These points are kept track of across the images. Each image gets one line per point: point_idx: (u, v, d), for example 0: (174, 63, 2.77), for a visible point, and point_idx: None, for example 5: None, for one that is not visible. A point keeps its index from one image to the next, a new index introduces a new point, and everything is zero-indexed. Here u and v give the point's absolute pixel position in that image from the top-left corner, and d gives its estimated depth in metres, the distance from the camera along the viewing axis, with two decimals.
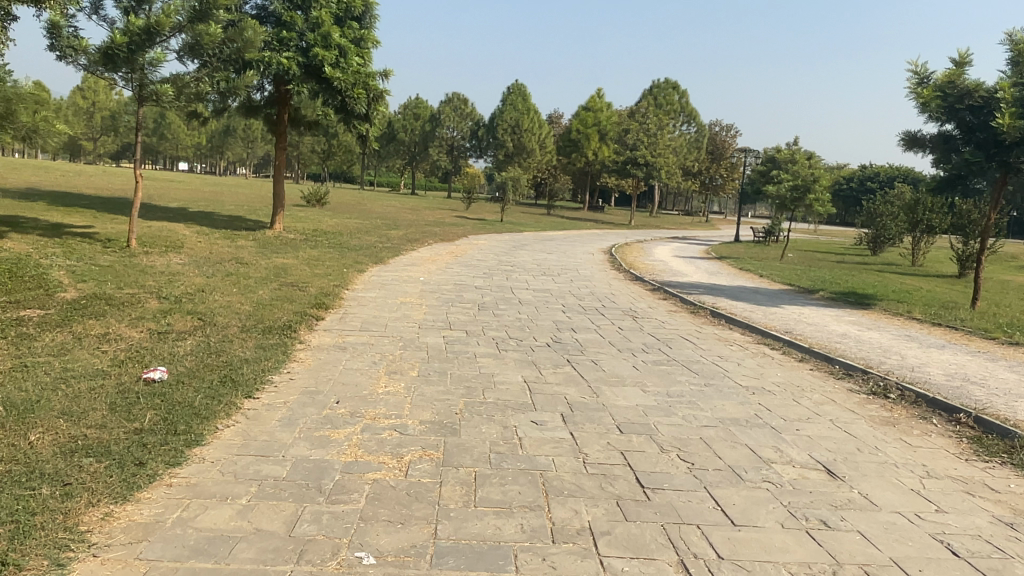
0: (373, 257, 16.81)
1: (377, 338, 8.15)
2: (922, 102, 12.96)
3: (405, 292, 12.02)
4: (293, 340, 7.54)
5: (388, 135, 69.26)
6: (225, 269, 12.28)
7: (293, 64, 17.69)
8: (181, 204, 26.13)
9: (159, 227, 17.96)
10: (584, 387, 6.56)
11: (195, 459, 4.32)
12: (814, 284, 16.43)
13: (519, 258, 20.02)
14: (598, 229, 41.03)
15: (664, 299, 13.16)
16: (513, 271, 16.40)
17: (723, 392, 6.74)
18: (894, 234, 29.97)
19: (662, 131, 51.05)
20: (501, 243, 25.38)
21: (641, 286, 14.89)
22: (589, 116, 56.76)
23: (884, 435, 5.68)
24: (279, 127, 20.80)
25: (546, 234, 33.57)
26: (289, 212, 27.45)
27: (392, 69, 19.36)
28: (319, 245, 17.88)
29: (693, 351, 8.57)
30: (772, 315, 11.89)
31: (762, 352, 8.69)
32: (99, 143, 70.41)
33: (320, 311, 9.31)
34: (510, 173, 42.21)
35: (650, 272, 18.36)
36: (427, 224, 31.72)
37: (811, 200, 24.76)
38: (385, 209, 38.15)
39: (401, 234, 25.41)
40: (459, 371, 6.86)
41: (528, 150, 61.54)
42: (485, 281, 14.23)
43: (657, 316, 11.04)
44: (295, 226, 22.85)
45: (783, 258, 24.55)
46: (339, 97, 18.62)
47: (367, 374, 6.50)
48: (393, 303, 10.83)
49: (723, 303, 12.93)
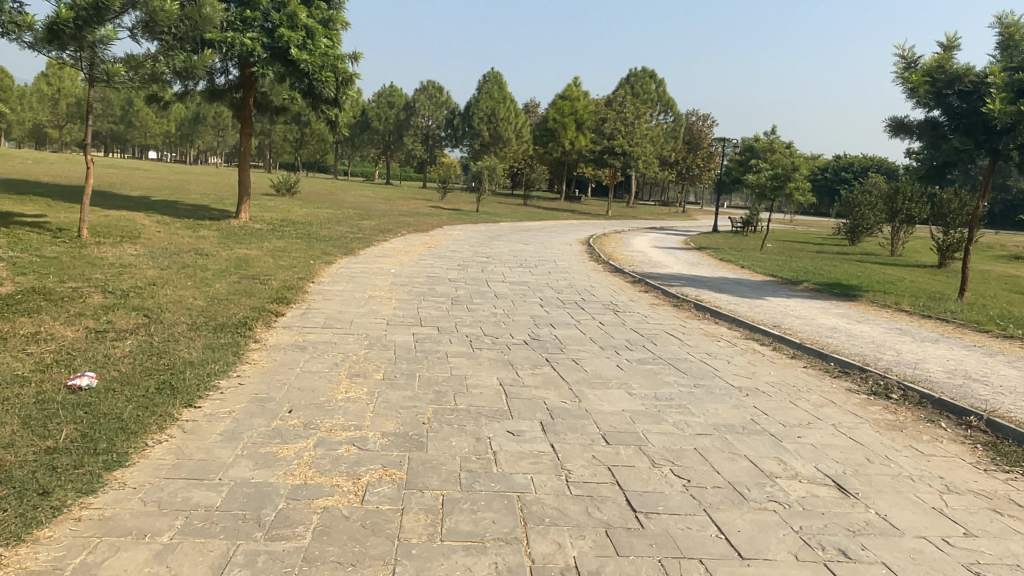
0: (343, 249, 16.14)
1: (340, 336, 7.54)
2: (910, 88, 12.60)
3: (374, 285, 11.38)
4: (247, 338, 6.91)
5: (362, 123, 68.14)
6: (182, 261, 11.55)
7: (258, 46, 16.93)
8: (144, 193, 25.18)
9: (117, 216, 17.12)
10: (565, 390, 6.01)
11: (113, 485, 3.71)
12: (797, 275, 16.06)
13: (495, 249, 19.44)
14: (576, 220, 40.55)
15: (645, 291, 12.67)
16: (488, 263, 15.82)
17: (714, 394, 6.22)
18: (872, 224, 29.83)
19: (640, 120, 50.67)
20: (477, 233, 24.76)
21: (621, 278, 14.39)
22: (566, 105, 56.19)
23: (893, 442, 5.20)
24: (244, 112, 19.96)
25: (522, 224, 33.04)
26: (258, 202, 26.59)
27: (363, 51, 18.63)
28: (286, 236, 17.15)
29: (680, 348, 8.06)
30: (757, 308, 11.45)
31: (752, 348, 8.21)
32: (64, 131, 68.51)
33: (280, 306, 8.67)
34: (486, 163, 41.52)
35: (629, 263, 17.86)
36: (401, 214, 30.97)
37: (791, 190, 24.29)
38: (358, 199, 37.35)
39: (374, 224, 24.71)
40: (428, 373, 6.27)
41: (505, 140, 60.89)
42: (460, 273, 13.65)
43: (638, 309, 10.53)
44: (263, 216, 22.06)
45: (763, 248, 24.19)
46: (306, 81, 17.87)
47: (327, 377, 5.89)
48: (360, 297, 10.20)
49: (706, 296, 12.47)
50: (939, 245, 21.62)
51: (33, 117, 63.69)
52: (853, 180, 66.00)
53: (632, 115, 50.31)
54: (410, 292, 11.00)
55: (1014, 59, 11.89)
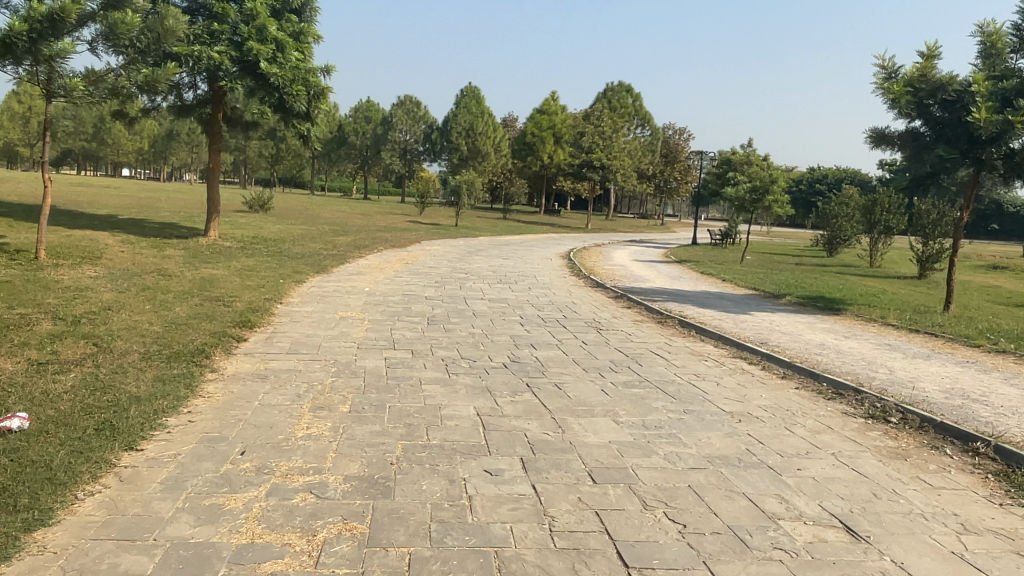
0: (315, 267, 15.65)
1: (306, 363, 7.06)
2: (892, 98, 12.44)
3: (345, 305, 10.91)
4: (202, 368, 6.42)
5: (339, 138, 67.63)
6: (143, 283, 11.00)
7: (226, 59, 16.47)
8: (111, 211, 24.48)
9: (80, 236, 16.51)
10: (546, 420, 5.59)
11: (30, 550, 3.23)
12: (780, 288, 15.80)
13: (473, 265, 19.03)
14: (555, 234, 40.30)
15: (627, 307, 12.31)
16: (466, 279, 15.39)
17: (705, 420, 5.83)
18: (850, 235, 29.83)
19: (618, 134, 50.70)
20: (455, 248, 24.35)
21: (602, 294, 14.02)
22: (544, 119, 56.13)
23: (899, 474, 4.83)
24: (212, 128, 19.40)
25: (501, 238, 32.67)
26: (230, 219, 25.99)
27: (335, 65, 18.23)
28: (257, 254, 16.63)
29: (666, 368, 7.66)
30: (742, 323, 11.11)
31: (742, 368, 7.84)
32: (34, 149, 67.30)
33: (242, 331, 8.17)
34: (464, 177, 41.16)
35: (610, 277, 17.53)
36: (377, 229, 30.51)
37: (770, 202, 24.12)
38: (333, 214, 36.79)
39: (349, 240, 24.21)
40: (398, 403, 5.82)
41: (483, 154, 61.06)
42: (436, 291, 13.21)
43: (621, 327, 10.14)
44: (234, 233, 21.48)
45: (743, 261, 23.97)
46: (277, 95, 17.41)
47: (287, 411, 5.42)
48: (330, 318, 9.72)
49: (690, 311, 12.13)
50: (919, 256, 21.52)
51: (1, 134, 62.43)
52: (828, 192, 66.57)
53: (610, 129, 50.51)
54: (383, 312, 10.53)
55: (997, 68, 11.78)
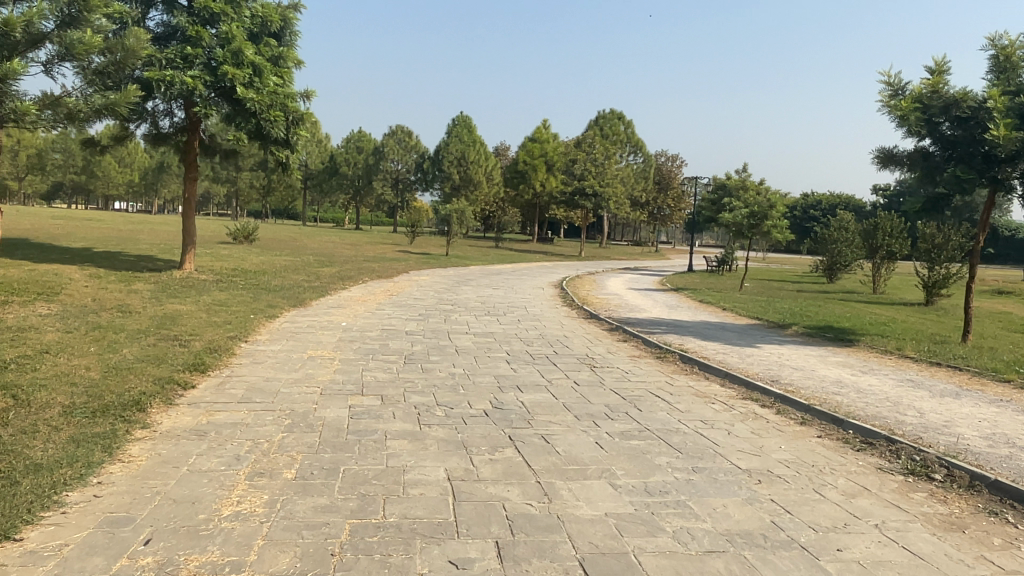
0: (292, 300, 14.80)
1: (257, 414, 6.16)
2: (900, 115, 11.77)
3: (316, 343, 10.03)
4: (131, 424, 5.52)
5: (330, 169, 67.22)
6: (96, 321, 10.13)
7: (199, 84, 15.82)
8: (88, 244, 23.65)
9: (45, 269, 15.68)
10: (531, 485, 4.69)
11: None
12: (784, 318, 15.00)
13: (461, 296, 18.22)
14: (548, 262, 39.63)
15: (622, 340, 11.45)
16: (452, 312, 14.54)
17: (718, 483, 4.93)
18: (850, 260, 29.14)
19: (610, 161, 50.32)
20: (443, 278, 23.54)
21: (596, 325, 13.17)
22: (535, 147, 55.88)
23: (961, 555, 3.93)
24: (187, 156, 18.61)
25: (492, 267, 31.91)
26: (212, 251, 25.17)
27: (314, 90, 17.59)
28: (233, 287, 15.82)
29: (670, 414, 6.77)
30: (748, 358, 10.24)
31: (754, 413, 6.96)
32: (23, 182, 66.99)
33: (192, 377, 7.27)
34: (454, 206, 40.50)
35: (604, 307, 16.74)
36: (365, 260, 29.74)
37: (769, 228, 23.35)
38: (322, 244, 36.04)
39: (334, 271, 23.40)
40: (356, 466, 4.91)
41: (475, 182, 60.05)
42: (418, 325, 12.35)
43: (617, 364, 9.25)
44: (213, 266, 20.66)
45: (742, 289, 23.22)
46: (253, 121, 16.68)
47: (219, 481, 4.52)
48: (297, 358, 8.82)
49: (690, 344, 11.27)
50: (924, 282, 20.79)
51: None
52: (822, 217, 66.28)
53: (601, 156, 50.18)
54: (359, 350, 9.67)
55: (1011, 83, 11.15)
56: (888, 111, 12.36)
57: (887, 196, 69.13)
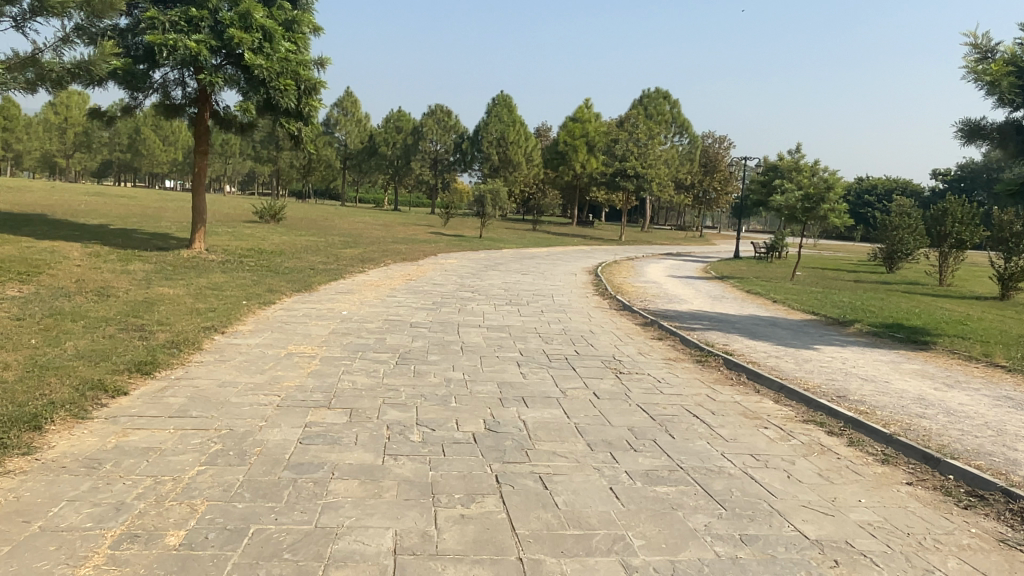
0: (298, 283, 13.64)
1: (182, 435, 4.88)
2: (989, 81, 10.20)
3: (303, 336, 8.76)
4: (3, 452, 4.28)
5: (369, 149, 66.38)
6: (59, 305, 9.06)
7: (204, 49, 14.64)
8: (107, 221, 22.90)
9: (43, 246, 14.84)
10: (509, 566, 3.30)
11: None
12: (844, 313, 13.32)
13: (486, 281, 16.87)
14: (587, 246, 38.08)
15: (657, 337, 9.94)
16: (470, 301, 13.18)
17: (778, 565, 3.47)
18: (912, 249, 27.01)
19: (653, 142, 48.36)
20: (471, 262, 22.23)
21: (628, 319, 11.67)
22: (577, 127, 54.24)
23: None
24: (198, 128, 17.55)
25: (527, 251, 30.54)
26: (234, 230, 24.27)
27: (329, 58, 16.31)
28: (238, 269, 14.77)
29: (710, 444, 5.30)
30: (806, 364, 8.65)
31: (820, 446, 5.44)
32: (71, 160, 68.17)
33: (127, 381, 6.05)
34: (489, 186, 39.07)
35: (641, 297, 15.25)
36: (394, 241, 28.61)
37: (826, 212, 21.32)
38: (354, 225, 35.12)
39: (356, 253, 22.29)
40: (273, 525, 3.58)
41: (515, 163, 58.38)
42: (428, 315, 11.03)
43: (648, 369, 7.79)
44: (228, 245, 19.71)
45: (794, 278, 21.41)
46: (263, 90, 15.52)
47: (69, 552, 3.23)
48: (272, 356, 7.57)
49: (735, 344, 9.71)
50: (998, 274, 18.78)
51: (39, 146, 63.57)
52: (878, 203, 63.23)
53: (645, 137, 48.26)
54: (348, 345, 8.38)
55: None
56: (973, 78, 10.65)
57: (948, 182, 65.61)
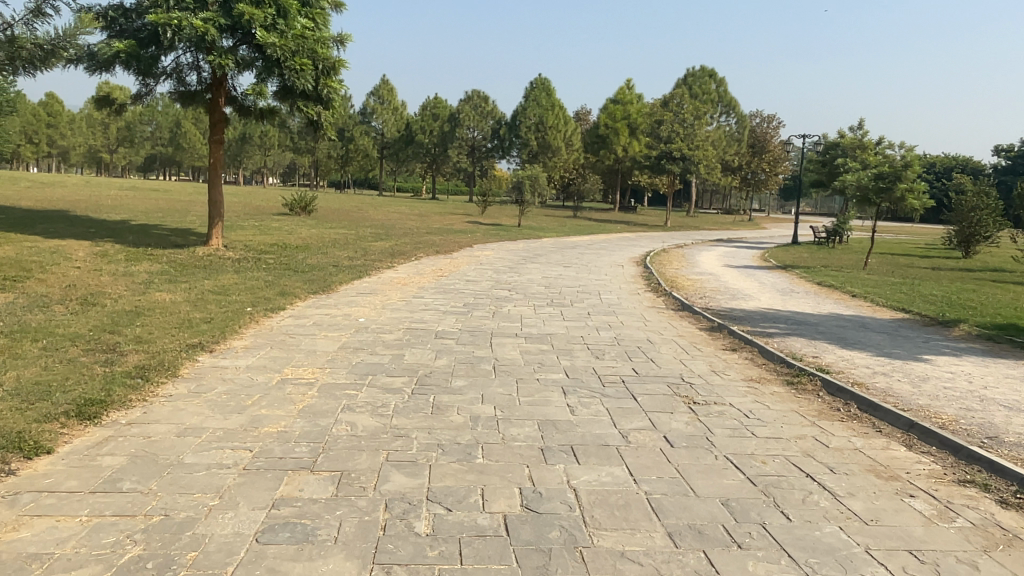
0: (316, 284, 12.29)
1: (94, 528, 3.47)
2: None
3: (305, 354, 7.35)
4: None
5: (406, 137, 65.26)
6: (29, 319, 7.84)
7: (212, 28, 13.33)
8: (131, 217, 21.99)
9: (47, 246, 13.79)
10: None
11: None
12: (941, 312, 11.41)
13: (525, 276, 15.37)
14: (631, 233, 36.31)
15: (731, 348, 8.26)
16: (506, 302, 11.63)
17: None
18: (992, 232, 24.73)
19: (699, 122, 46.18)
20: (509, 254, 20.73)
21: (691, 323, 10.00)
22: (618, 109, 52.27)
23: None
24: (212, 115, 16.14)
25: (568, 239, 28.87)
26: (262, 223, 23.19)
27: (350, 33, 14.63)
28: (253, 267, 13.53)
29: (846, 533, 3.68)
30: (925, 385, 6.90)
31: (1007, 535, 3.77)
32: (116, 155, 68.90)
33: (57, 432, 4.68)
34: (528, 172, 37.40)
35: (699, 293, 13.56)
36: (429, 232, 27.25)
37: (903, 192, 18.63)
38: (388, 216, 33.83)
39: (386, 246, 20.91)
40: None
41: (554, 149, 56.65)
42: (458, 322, 9.55)
43: (730, 398, 6.17)
44: (249, 240, 18.51)
45: (867, 267, 19.31)
46: (277, 71, 14.05)
47: None
48: (261, 385, 6.15)
49: (827, 357, 7.98)
50: None
51: (83, 141, 64.05)
52: (938, 182, 59.80)
53: (690, 117, 46.01)
54: (357, 366, 6.92)
55: None
56: None
57: (1011, 157, 61.73)
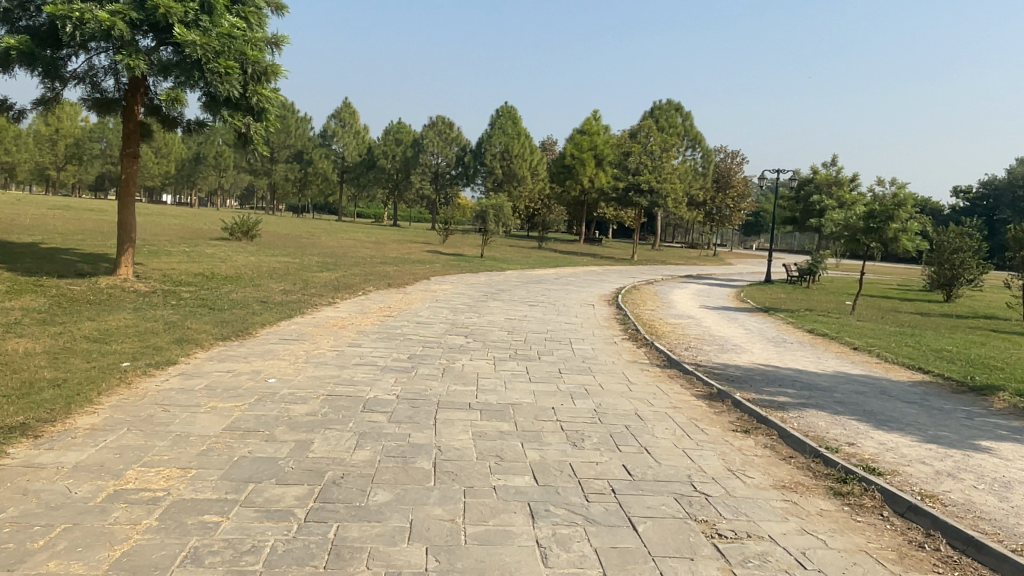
0: (233, 327, 10.19)
1: None
2: None
3: (172, 441, 5.30)
4: None
5: (368, 162, 63.27)
6: None
7: (121, 22, 11.17)
8: (42, 240, 19.50)
9: None
10: None
11: None
12: (967, 374, 9.78)
13: (485, 318, 13.44)
14: (598, 267, 34.69)
15: (742, 430, 6.41)
16: (459, 352, 9.67)
17: None
18: (974, 275, 23.63)
19: (666, 155, 45.26)
20: (468, 289, 18.81)
21: (682, 386, 8.16)
22: (585, 140, 51.08)
23: None
24: (125, 124, 13.62)
25: (533, 273, 27.04)
26: (196, 249, 20.92)
27: (287, 34, 12.75)
28: (160, 304, 11.39)
29: None
30: (1014, 495, 5.13)
31: None
32: (62, 173, 65.24)
33: None
34: (491, 201, 35.55)
35: (682, 342, 11.80)
36: (382, 262, 25.24)
37: (896, 232, 17.17)
38: (342, 243, 31.71)
39: (332, 278, 18.79)
40: None
41: (519, 178, 55.34)
42: (395, 384, 7.56)
43: (767, 526, 4.28)
44: (172, 269, 16.29)
45: (856, 311, 17.82)
46: (197, 74, 11.89)
47: None
48: (75, 504, 4.09)
49: (866, 447, 6.17)
50: None
51: (29, 157, 60.43)
52: None
53: (657, 149, 45.08)
54: (237, 465, 4.89)
55: None
56: None
57: (969, 199, 62.19)
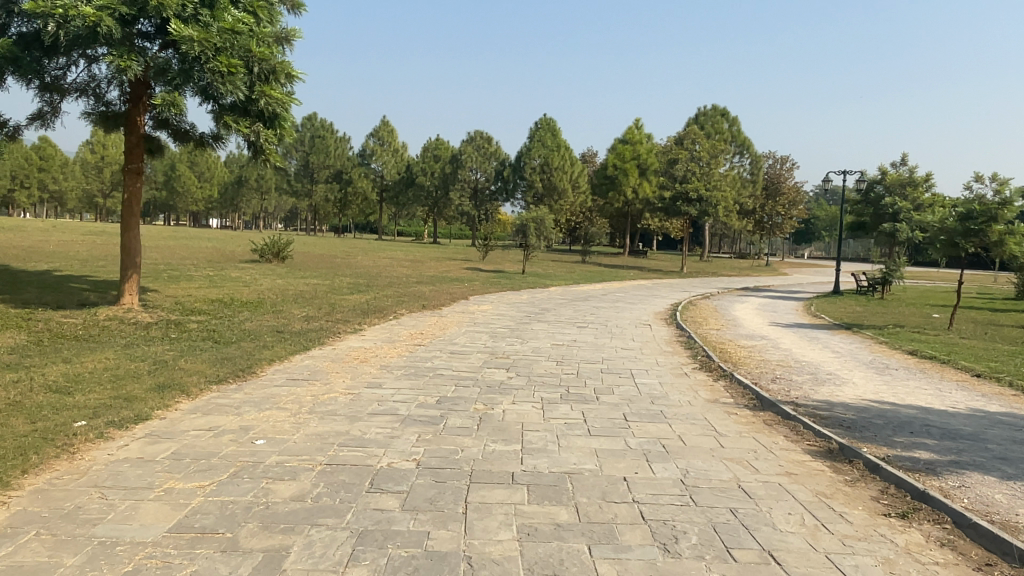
0: (232, 365, 8.61)
1: None
2: None
3: (86, 556, 3.67)
4: None
5: (407, 179, 62.17)
6: None
7: (108, 18, 9.83)
8: (58, 267, 18.37)
9: None
10: None
11: None
12: None
13: (529, 345, 11.66)
14: (648, 280, 32.67)
15: (898, 515, 4.55)
16: (500, 393, 7.94)
17: None
18: None
19: (715, 162, 43.00)
20: (509, 310, 17.08)
21: (789, 440, 6.29)
22: (627, 149, 49.02)
23: None
24: (128, 138, 12.32)
25: (579, 289, 25.19)
26: (220, 273, 19.64)
27: (299, 28, 11.31)
28: (158, 338, 9.94)
29: None
30: None
31: None
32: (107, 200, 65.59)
33: None
34: (532, 214, 33.80)
35: (765, 372, 9.86)
36: (418, 281, 23.68)
37: (1002, 237, 14.91)
38: (377, 262, 30.33)
39: (362, 300, 17.27)
40: None
41: (560, 191, 53.53)
42: (416, 445, 5.85)
43: None
44: (187, 295, 14.96)
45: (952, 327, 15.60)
46: (196, 74, 10.49)
47: None
48: None
49: None
50: None
51: (76, 185, 60.90)
52: None
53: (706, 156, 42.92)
54: None
55: None
56: None
57: None
